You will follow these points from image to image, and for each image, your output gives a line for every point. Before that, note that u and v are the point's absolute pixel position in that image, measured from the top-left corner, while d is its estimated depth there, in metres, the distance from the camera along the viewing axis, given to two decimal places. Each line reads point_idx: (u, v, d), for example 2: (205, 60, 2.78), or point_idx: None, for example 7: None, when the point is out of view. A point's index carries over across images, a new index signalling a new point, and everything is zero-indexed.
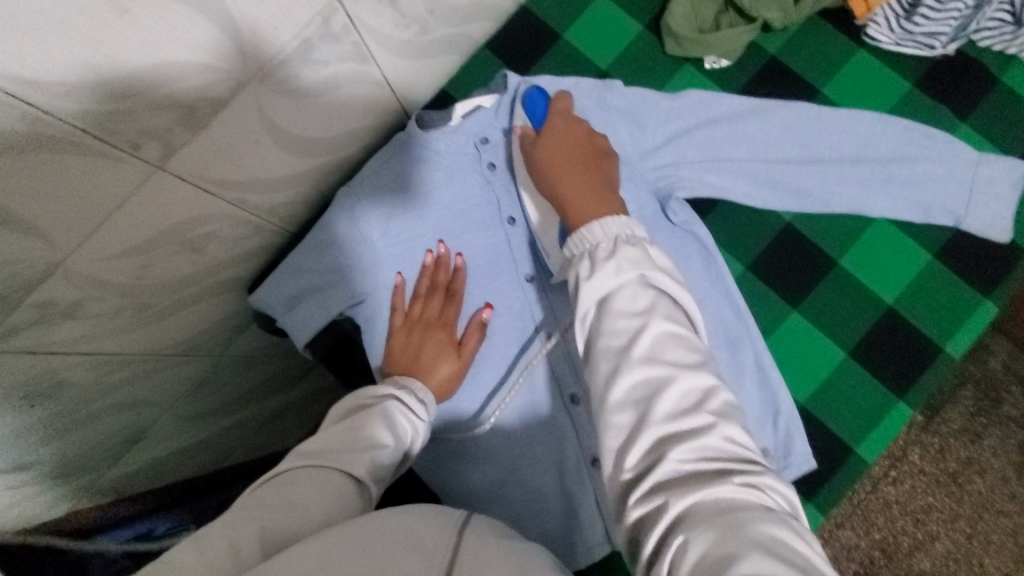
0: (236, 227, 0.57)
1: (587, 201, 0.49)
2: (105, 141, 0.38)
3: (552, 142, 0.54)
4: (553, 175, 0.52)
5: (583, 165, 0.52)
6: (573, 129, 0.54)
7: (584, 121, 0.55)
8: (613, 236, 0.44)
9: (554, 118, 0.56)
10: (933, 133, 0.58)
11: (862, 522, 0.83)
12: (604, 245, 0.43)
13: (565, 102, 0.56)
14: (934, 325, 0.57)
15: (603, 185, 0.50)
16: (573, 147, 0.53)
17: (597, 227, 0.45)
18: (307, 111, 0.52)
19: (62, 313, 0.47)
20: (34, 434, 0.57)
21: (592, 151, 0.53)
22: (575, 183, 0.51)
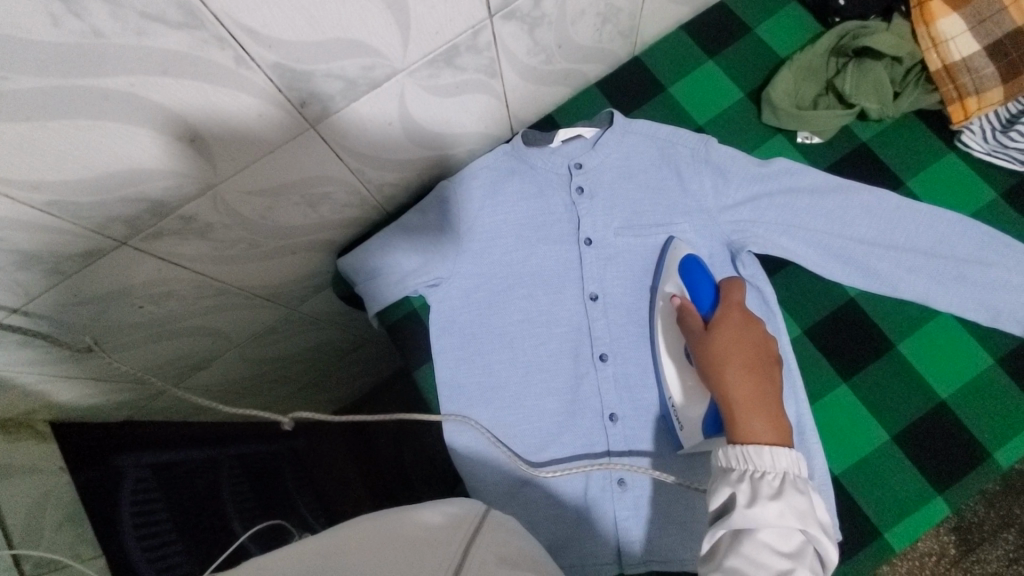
0: (347, 194, 0.64)
1: (760, 416, 0.48)
2: (282, 92, 0.46)
3: (727, 335, 0.52)
4: (729, 374, 0.50)
5: (760, 369, 0.51)
6: (748, 326, 0.53)
7: (758, 322, 0.54)
8: (783, 470, 0.45)
9: (728, 308, 0.54)
10: (1011, 244, 0.59)
11: None
12: (772, 477, 0.45)
13: (737, 294, 0.56)
14: (986, 430, 0.57)
15: (773, 397, 0.50)
16: (750, 348, 0.52)
17: (769, 454, 0.45)
18: (436, 108, 0.59)
19: (195, 231, 0.54)
20: (132, 334, 0.63)
21: (766, 355, 0.52)
22: (751, 383, 0.50)
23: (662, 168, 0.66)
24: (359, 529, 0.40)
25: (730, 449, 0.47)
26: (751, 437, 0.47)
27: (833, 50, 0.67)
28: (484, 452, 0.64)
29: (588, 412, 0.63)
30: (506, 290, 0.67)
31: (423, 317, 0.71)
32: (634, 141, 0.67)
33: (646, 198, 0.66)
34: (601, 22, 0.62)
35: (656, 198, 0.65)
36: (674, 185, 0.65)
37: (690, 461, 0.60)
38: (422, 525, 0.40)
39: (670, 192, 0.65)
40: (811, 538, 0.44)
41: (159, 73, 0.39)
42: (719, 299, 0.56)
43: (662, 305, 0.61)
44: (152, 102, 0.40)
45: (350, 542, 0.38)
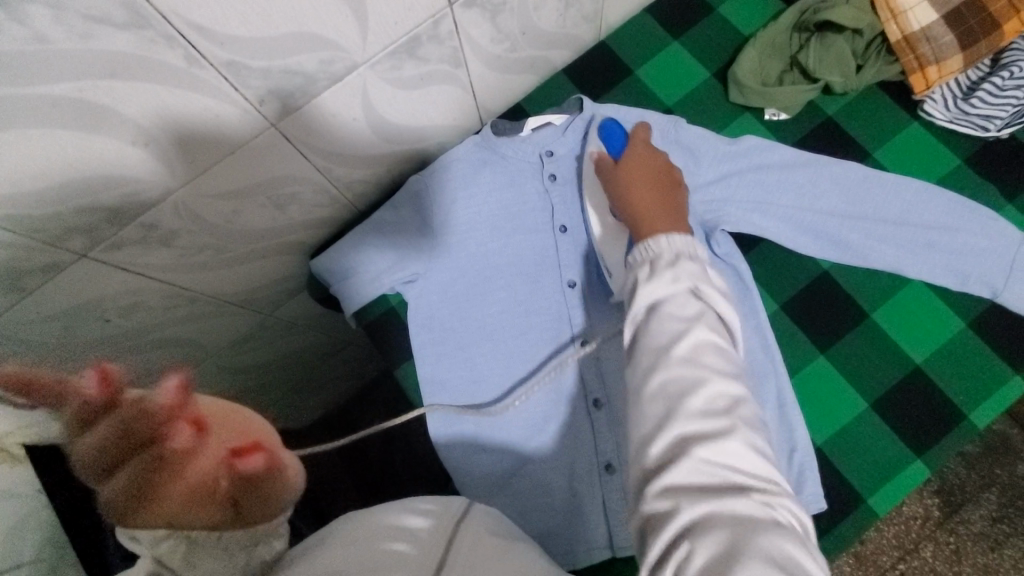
0: (316, 194, 0.63)
1: (656, 208, 0.55)
2: (237, 91, 0.45)
3: (633, 162, 0.58)
4: (634, 182, 0.56)
5: (662, 174, 0.57)
6: (648, 162, 0.58)
7: (663, 154, 0.59)
8: (676, 252, 0.50)
9: (635, 143, 0.60)
10: (977, 209, 0.60)
11: None
12: (667, 255, 0.50)
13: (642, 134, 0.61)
14: (960, 392, 0.58)
15: (675, 207, 0.55)
16: (653, 174, 0.57)
17: (663, 242, 0.51)
18: (401, 102, 0.58)
19: (158, 239, 0.53)
20: (101, 350, 0.62)
21: (668, 183, 0.57)
22: (653, 195, 0.55)
23: None
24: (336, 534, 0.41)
25: (637, 246, 0.53)
26: (652, 233, 0.53)
27: (796, 26, 0.67)
28: (469, 446, 0.64)
29: (572, 400, 0.63)
30: (484, 281, 0.66)
31: (402, 315, 0.70)
32: None
33: None
34: (564, 7, 0.61)
35: None
36: None
37: None
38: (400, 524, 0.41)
39: None
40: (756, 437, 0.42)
41: (107, 77, 0.37)
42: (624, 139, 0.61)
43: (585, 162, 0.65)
44: (104, 107, 0.39)
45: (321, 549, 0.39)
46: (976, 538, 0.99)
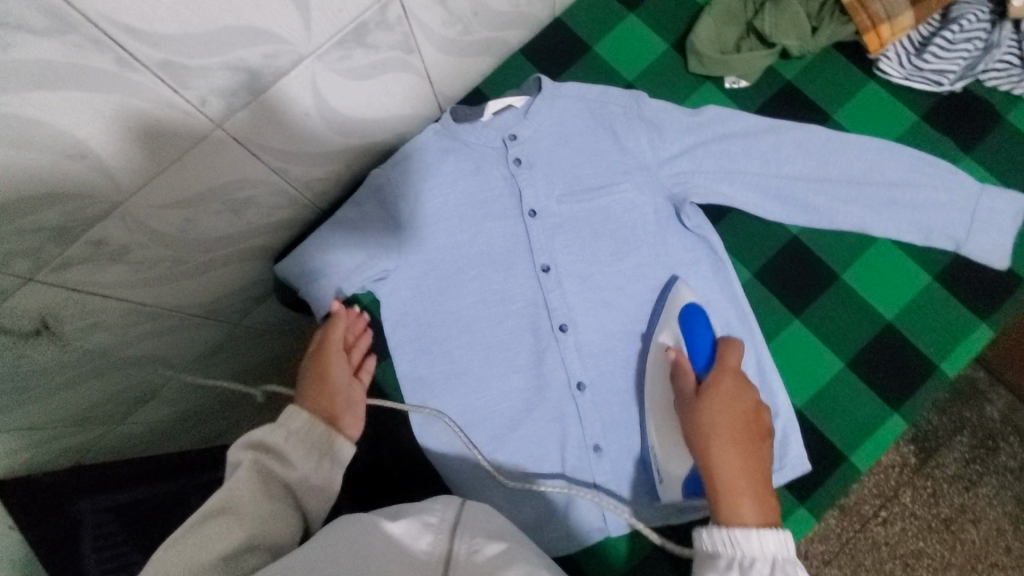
0: (274, 196, 0.60)
1: (752, 496, 0.47)
2: (178, 93, 0.42)
3: (716, 404, 0.50)
4: (714, 451, 0.48)
5: (746, 416, 0.50)
6: (741, 392, 0.51)
7: (751, 388, 0.52)
8: (771, 555, 0.44)
9: (721, 372, 0.52)
10: (936, 163, 0.61)
11: (851, 562, 1.02)
12: (761, 565, 0.43)
13: (733, 352, 0.54)
14: (930, 344, 0.60)
15: (760, 469, 0.48)
16: (740, 427, 0.49)
17: (756, 538, 0.44)
18: (355, 94, 0.56)
19: (109, 255, 0.50)
20: (61, 376, 0.59)
21: (756, 427, 0.50)
22: (749, 482, 0.47)
23: (598, 130, 0.65)
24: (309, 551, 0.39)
25: (714, 529, 0.46)
26: (737, 516, 0.46)
27: None
28: (455, 440, 0.63)
29: (554, 384, 0.62)
30: (456, 273, 0.65)
31: (375, 313, 0.69)
32: (565, 105, 0.65)
33: (585, 162, 0.65)
34: None
35: (594, 161, 0.65)
36: (611, 146, 0.64)
37: None
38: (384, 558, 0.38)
39: (608, 153, 0.64)
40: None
41: (34, 88, 0.35)
42: (714, 355, 0.54)
43: (655, 356, 0.59)
44: (33, 120, 0.36)
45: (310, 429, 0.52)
46: (951, 480, 1.03)
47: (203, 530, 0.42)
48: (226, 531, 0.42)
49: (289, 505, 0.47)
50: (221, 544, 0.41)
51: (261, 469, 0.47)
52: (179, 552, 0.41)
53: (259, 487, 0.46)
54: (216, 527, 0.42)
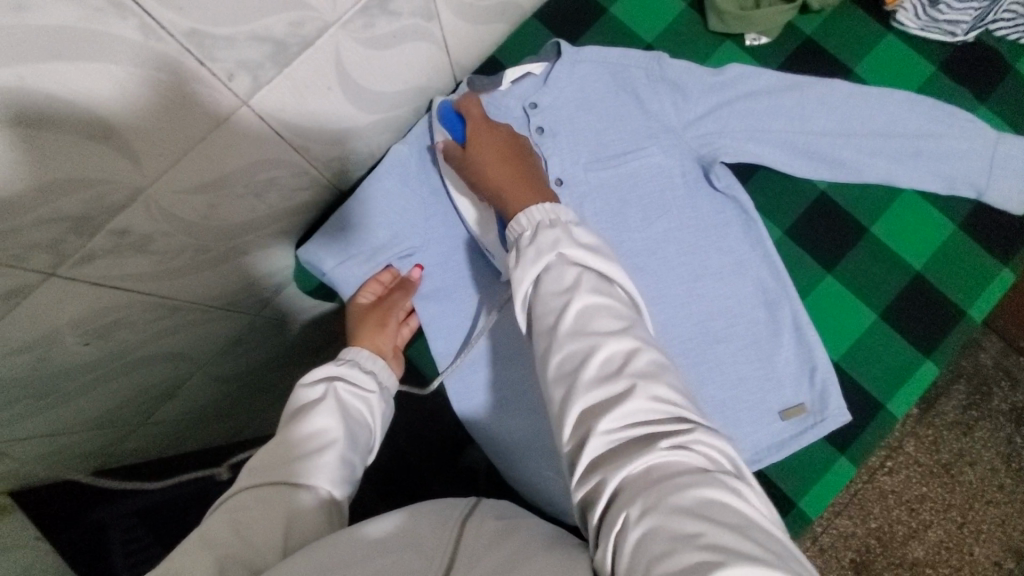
0: (296, 177, 0.58)
1: (509, 176, 0.55)
2: (204, 66, 0.40)
3: (482, 150, 0.56)
4: (485, 162, 0.56)
5: (508, 146, 0.57)
6: (493, 132, 0.57)
7: (502, 124, 0.59)
8: (538, 220, 0.50)
9: (474, 123, 0.58)
10: (957, 112, 0.62)
11: (860, 512, 1.06)
12: (537, 222, 0.49)
13: (477, 109, 0.59)
14: (958, 291, 0.61)
15: (530, 173, 0.56)
16: (503, 150, 0.56)
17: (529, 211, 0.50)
18: (377, 66, 0.54)
19: (133, 246, 0.47)
20: (83, 376, 0.56)
21: (517, 146, 0.57)
22: (503, 168, 0.55)
23: (620, 95, 0.64)
24: (320, 552, 0.38)
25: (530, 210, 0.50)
26: (522, 207, 0.52)
27: None
28: (497, 415, 0.64)
29: None
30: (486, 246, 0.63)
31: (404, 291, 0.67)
32: (586, 70, 0.64)
33: (608, 129, 0.64)
34: None
35: (618, 127, 0.64)
36: (635, 111, 0.63)
37: (702, 379, 0.60)
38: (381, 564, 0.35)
39: (632, 118, 0.63)
40: (734, 483, 0.35)
41: (52, 58, 0.32)
42: (465, 120, 0.59)
43: (439, 160, 0.62)
44: (54, 95, 0.34)
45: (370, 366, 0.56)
46: (950, 426, 1.07)
47: (301, 444, 0.48)
48: (323, 439, 0.48)
49: (364, 411, 0.53)
50: (326, 450, 0.48)
51: (343, 390, 0.52)
52: (284, 457, 0.47)
53: (344, 407, 0.51)
54: (303, 437, 0.48)
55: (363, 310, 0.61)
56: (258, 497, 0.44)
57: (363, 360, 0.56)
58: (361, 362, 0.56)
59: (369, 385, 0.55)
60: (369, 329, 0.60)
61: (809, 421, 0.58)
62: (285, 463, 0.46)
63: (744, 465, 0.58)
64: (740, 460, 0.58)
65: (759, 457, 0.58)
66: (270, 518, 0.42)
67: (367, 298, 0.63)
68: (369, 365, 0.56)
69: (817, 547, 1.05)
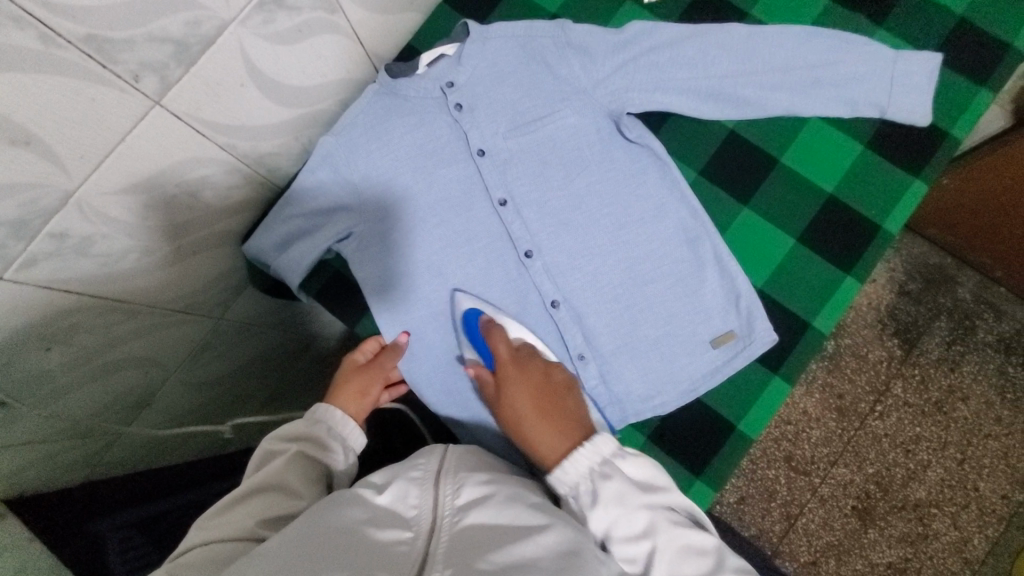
0: (228, 174, 0.62)
1: (547, 435, 0.52)
2: (107, 68, 0.43)
3: (514, 393, 0.55)
4: (525, 426, 0.53)
5: (544, 390, 0.55)
6: (526, 370, 0.56)
7: (534, 359, 0.58)
8: (586, 470, 0.49)
9: (503, 366, 0.57)
10: (852, 38, 0.64)
11: (856, 459, 1.06)
12: (584, 484, 0.49)
13: (502, 344, 0.58)
14: (873, 207, 0.63)
15: (572, 417, 0.54)
16: (539, 394, 0.55)
17: (570, 465, 0.49)
18: (290, 62, 0.58)
19: (75, 249, 0.51)
20: (52, 382, 0.60)
21: (553, 392, 0.55)
22: (540, 423, 0.53)
23: (530, 65, 0.67)
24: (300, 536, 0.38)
25: (566, 467, 0.50)
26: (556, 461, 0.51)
27: None
28: (448, 379, 0.67)
29: (531, 307, 0.65)
30: (420, 221, 0.67)
31: (348, 274, 0.71)
32: (496, 45, 0.67)
33: (523, 97, 0.67)
34: None
35: (532, 94, 0.67)
36: (546, 77, 0.66)
37: (634, 321, 0.63)
38: (373, 539, 0.38)
39: (544, 84, 0.66)
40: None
41: None
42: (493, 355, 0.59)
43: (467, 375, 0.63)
44: None
45: (341, 427, 0.55)
46: (936, 364, 1.07)
47: (255, 499, 0.45)
48: (278, 498, 0.46)
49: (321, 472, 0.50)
50: (283, 503, 0.46)
51: (301, 449, 0.50)
52: (236, 513, 0.45)
53: (308, 460, 0.50)
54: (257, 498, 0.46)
55: (358, 368, 0.61)
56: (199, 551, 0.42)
57: (338, 425, 0.55)
58: (334, 424, 0.54)
59: (336, 446, 0.53)
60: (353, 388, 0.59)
61: (737, 348, 0.61)
62: (236, 518, 0.44)
63: (680, 395, 0.62)
64: (675, 391, 0.62)
65: (694, 387, 0.62)
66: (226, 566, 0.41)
67: (364, 356, 0.63)
68: (342, 429, 0.55)
69: (816, 498, 1.05)
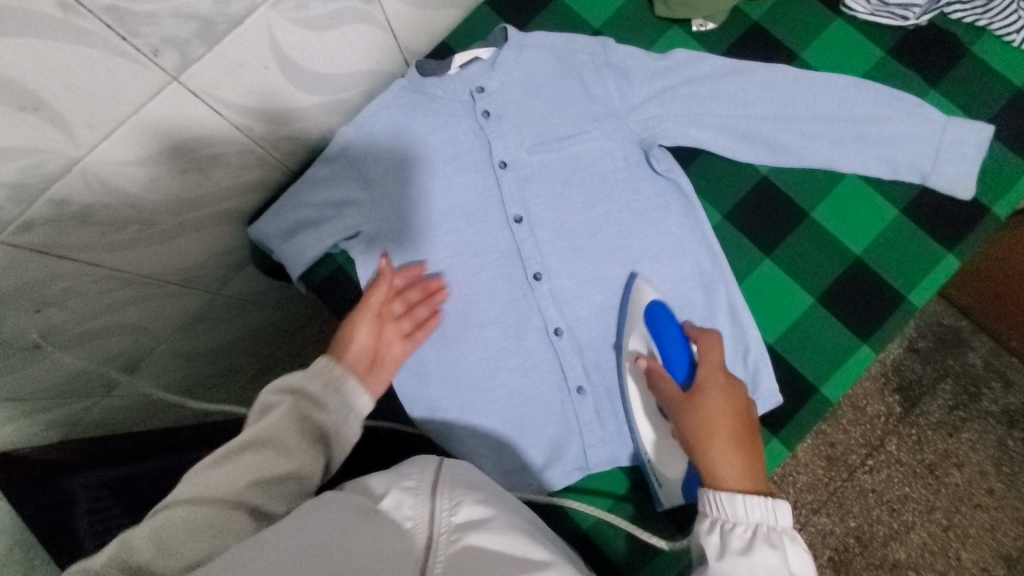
0: (242, 154, 0.60)
1: (733, 465, 0.48)
2: (126, 41, 0.42)
3: (711, 403, 0.51)
4: (712, 440, 0.49)
5: (741, 417, 0.51)
6: (732, 389, 0.52)
7: (739, 381, 0.53)
8: (756, 521, 0.46)
9: (706, 371, 0.53)
10: (904, 97, 0.61)
11: (839, 510, 1.04)
12: (742, 530, 0.46)
13: (714, 352, 0.54)
14: (900, 277, 0.61)
15: (754, 459, 0.50)
16: (731, 412, 0.50)
17: (741, 505, 0.46)
18: (318, 49, 0.56)
19: (74, 216, 0.50)
20: (38, 343, 0.59)
21: (747, 424, 0.51)
22: (729, 433, 0.49)
23: (566, 79, 0.64)
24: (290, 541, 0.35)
25: (721, 501, 0.47)
26: (721, 484, 0.48)
27: None
28: (439, 393, 0.64)
29: (533, 330, 0.63)
30: (431, 227, 0.65)
31: (350, 270, 0.69)
32: (532, 55, 0.65)
33: (553, 113, 0.64)
34: None
35: (564, 110, 0.64)
36: (580, 95, 0.64)
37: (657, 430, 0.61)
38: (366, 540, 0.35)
39: (577, 101, 0.64)
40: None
41: None
42: (695, 358, 0.54)
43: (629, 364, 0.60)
44: None
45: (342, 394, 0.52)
46: (935, 427, 1.05)
47: (250, 453, 0.44)
48: (272, 452, 0.45)
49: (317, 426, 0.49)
50: (275, 459, 0.45)
51: (300, 402, 0.49)
52: (230, 468, 0.44)
53: (297, 439, 0.47)
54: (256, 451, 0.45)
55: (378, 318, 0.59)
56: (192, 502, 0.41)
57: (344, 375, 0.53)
58: (336, 381, 0.52)
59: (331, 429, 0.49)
60: (365, 348, 0.57)
61: None
62: (230, 474, 0.43)
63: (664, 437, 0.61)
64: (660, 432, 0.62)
65: None
66: (216, 530, 0.40)
67: (398, 304, 0.61)
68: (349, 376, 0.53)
69: None
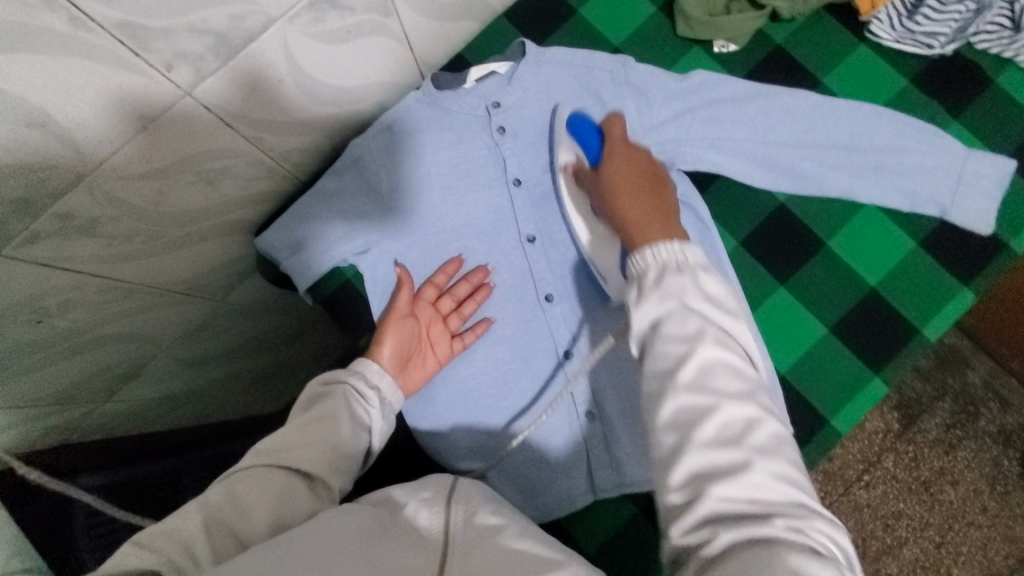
0: (251, 166, 0.59)
1: (645, 221, 0.49)
2: (139, 57, 0.40)
3: (617, 168, 0.53)
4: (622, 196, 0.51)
5: (646, 174, 0.52)
6: (632, 152, 0.54)
7: (642, 148, 0.54)
8: (664, 261, 0.45)
9: (613, 143, 0.55)
10: (925, 128, 0.60)
11: None
12: (653, 270, 0.45)
13: (618, 126, 0.56)
14: (915, 310, 0.60)
15: (665, 215, 0.50)
16: (636, 169, 0.52)
17: (648, 251, 0.46)
18: (333, 63, 0.55)
19: (79, 229, 0.49)
20: (37, 353, 0.57)
21: (656, 177, 0.52)
22: (634, 198, 0.50)
23: (583, 96, 0.63)
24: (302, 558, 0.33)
25: (656, 250, 0.46)
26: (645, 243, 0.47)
27: None
28: (445, 413, 0.63)
29: (542, 352, 0.62)
30: (443, 244, 0.64)
31: (359, 285, 0.68)
32: (550, 71, 0.63)
33: None
34: None
35: None
36: (598, 114, 0.62)
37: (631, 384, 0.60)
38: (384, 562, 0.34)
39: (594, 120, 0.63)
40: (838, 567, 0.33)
41: None
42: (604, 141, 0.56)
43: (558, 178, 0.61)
44: None
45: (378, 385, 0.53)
46: (931, 444, 1.05)
47: (308, 430, 0.47)
48: (328, 428, 0.47)
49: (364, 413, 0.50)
50: (331, 437, 0.47)
51: (348, 388, 0.50)
52: (294, 441, 0.46)
53: (318, 444, 0.46)
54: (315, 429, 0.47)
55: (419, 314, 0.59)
56: (254, 475, 0.44)
57: (370, 375, 0.53)
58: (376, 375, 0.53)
59: (346, 442, 0.47)
60: (407, 343, 0.57)
61: None
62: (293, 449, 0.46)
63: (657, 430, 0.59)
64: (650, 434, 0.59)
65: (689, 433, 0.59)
66: (278, 499, 0.42)
67: (446, 301, 0.61)
68: (376, 380, 0.53)
69: None
